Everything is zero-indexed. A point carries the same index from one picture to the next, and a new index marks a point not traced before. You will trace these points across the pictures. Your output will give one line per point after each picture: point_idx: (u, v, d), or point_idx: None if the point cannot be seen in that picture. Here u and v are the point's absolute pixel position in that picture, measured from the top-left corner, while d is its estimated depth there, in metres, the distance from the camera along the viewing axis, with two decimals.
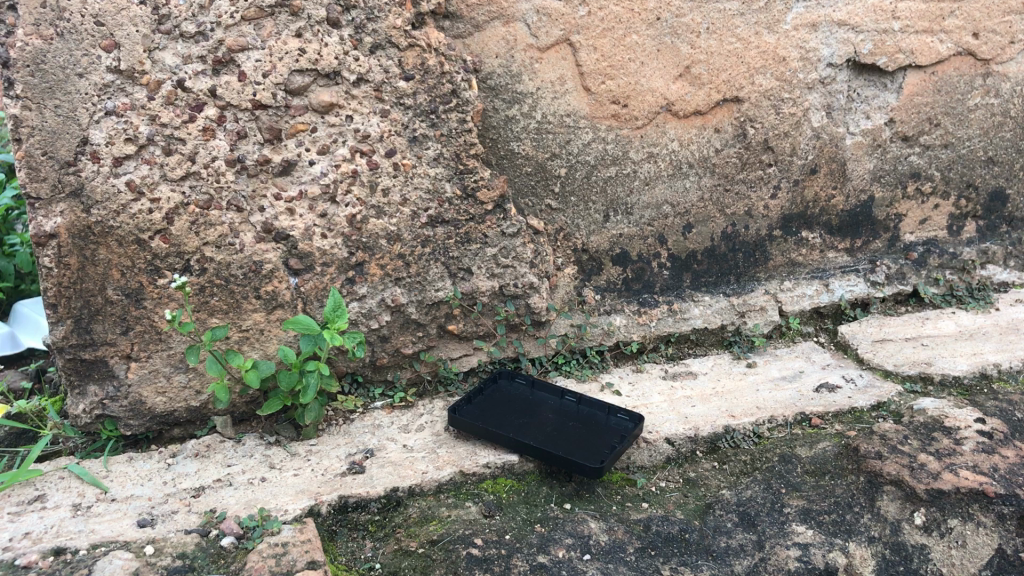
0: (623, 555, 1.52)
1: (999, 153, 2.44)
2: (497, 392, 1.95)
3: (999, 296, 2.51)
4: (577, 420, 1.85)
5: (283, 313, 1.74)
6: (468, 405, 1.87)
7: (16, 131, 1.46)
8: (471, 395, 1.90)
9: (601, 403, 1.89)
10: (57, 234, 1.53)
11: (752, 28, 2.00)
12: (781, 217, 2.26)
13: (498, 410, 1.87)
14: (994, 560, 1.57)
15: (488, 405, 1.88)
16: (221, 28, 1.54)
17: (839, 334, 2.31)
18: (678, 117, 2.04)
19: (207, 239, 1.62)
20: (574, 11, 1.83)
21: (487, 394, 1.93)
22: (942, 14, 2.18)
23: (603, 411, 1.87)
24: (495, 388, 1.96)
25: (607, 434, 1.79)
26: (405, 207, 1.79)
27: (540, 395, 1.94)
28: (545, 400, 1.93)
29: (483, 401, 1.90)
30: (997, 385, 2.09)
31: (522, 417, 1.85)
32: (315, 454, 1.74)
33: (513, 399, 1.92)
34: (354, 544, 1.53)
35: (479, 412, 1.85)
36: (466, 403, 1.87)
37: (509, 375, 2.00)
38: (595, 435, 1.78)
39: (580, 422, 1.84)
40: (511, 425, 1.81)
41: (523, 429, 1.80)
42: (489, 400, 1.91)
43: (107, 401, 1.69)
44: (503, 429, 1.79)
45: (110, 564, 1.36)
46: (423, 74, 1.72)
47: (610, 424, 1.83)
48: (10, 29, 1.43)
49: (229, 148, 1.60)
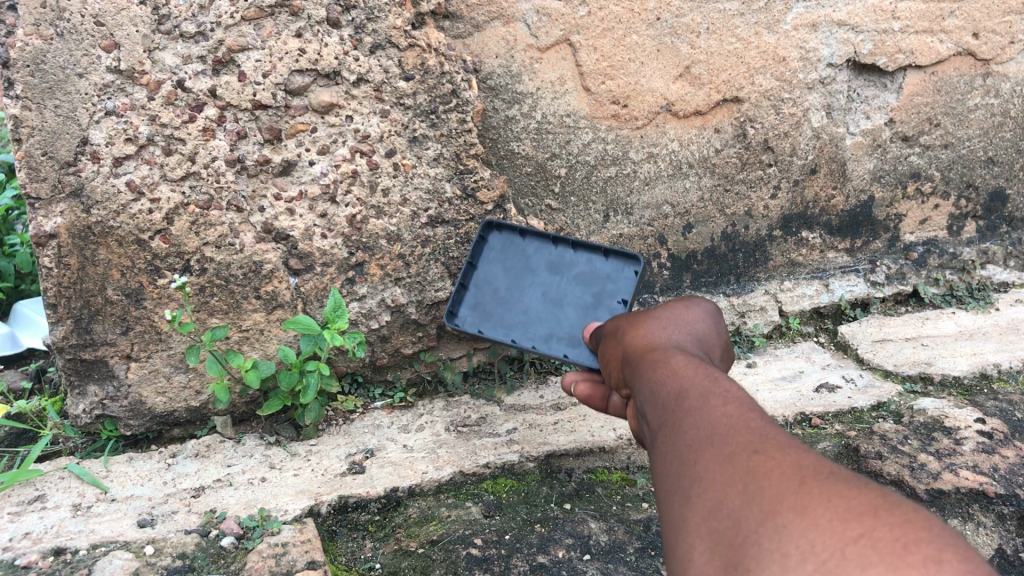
0: (623, 555, 1.52)
1: (999, 152, 2.44)
2: (482, 272, 1.68)
3: (998, 296, 2.52)
4: (579, 279, 1.62)
5: (282, 313, 1.74)
6: (463, 308, 1.64)
7: (16, 132, 1.47)
8: (461, 292, 1.66)
9: (594, 244, 1.63)
10: (57, 234, 1.53)
11: (752, 28, 2.00)
12: (781, 217, 2.26)
13: (495, 298, 1.64)
14: (994, 560, 1.57)
15: (482, 296, 1.65)
16: (221, 28, 1.54)
17: (840, 334, 2.32)
18: (678, 117, 2.04)
19: (207, 239, 1.62)
20: (574, 11, 1.83)
21: (475, 266, 1.68)
22: (942, 14, 2.17)
23: (599, 252, 1.63)
24: (476, 261, 1.69)
25: (617, 282, 1.60)
26: (405, 207, 1.78)
27: (527, 255, 1.67)
28: (536, 265, 1.65)
29: (475, 289, 1.66)
30: (997, 385, 2.10)
31: (522, 291, 1.63)
32: (314, 454, 1.74)
33: (505, 266, 1.67)
34: (354, 543, 1.52)
35: (478, 309, 1.64)
36: (460, 308, 1.64)
37: (487, 241, 1.71)
38: (603, 290, 1.59)
39: (583, 280, 1.61)
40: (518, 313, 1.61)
41: (529, 312, 1.61)
42: (480, 287, 1.66)
43: (107, 401, 1.69)
44: (511, 324, 1.60)
45: (110, 564, 1.36)
46: (423, 74, 1.72)
47: (615, 272, 1.61)
48: (10, 29, 1.43)
49: (229, 148, 1.60)
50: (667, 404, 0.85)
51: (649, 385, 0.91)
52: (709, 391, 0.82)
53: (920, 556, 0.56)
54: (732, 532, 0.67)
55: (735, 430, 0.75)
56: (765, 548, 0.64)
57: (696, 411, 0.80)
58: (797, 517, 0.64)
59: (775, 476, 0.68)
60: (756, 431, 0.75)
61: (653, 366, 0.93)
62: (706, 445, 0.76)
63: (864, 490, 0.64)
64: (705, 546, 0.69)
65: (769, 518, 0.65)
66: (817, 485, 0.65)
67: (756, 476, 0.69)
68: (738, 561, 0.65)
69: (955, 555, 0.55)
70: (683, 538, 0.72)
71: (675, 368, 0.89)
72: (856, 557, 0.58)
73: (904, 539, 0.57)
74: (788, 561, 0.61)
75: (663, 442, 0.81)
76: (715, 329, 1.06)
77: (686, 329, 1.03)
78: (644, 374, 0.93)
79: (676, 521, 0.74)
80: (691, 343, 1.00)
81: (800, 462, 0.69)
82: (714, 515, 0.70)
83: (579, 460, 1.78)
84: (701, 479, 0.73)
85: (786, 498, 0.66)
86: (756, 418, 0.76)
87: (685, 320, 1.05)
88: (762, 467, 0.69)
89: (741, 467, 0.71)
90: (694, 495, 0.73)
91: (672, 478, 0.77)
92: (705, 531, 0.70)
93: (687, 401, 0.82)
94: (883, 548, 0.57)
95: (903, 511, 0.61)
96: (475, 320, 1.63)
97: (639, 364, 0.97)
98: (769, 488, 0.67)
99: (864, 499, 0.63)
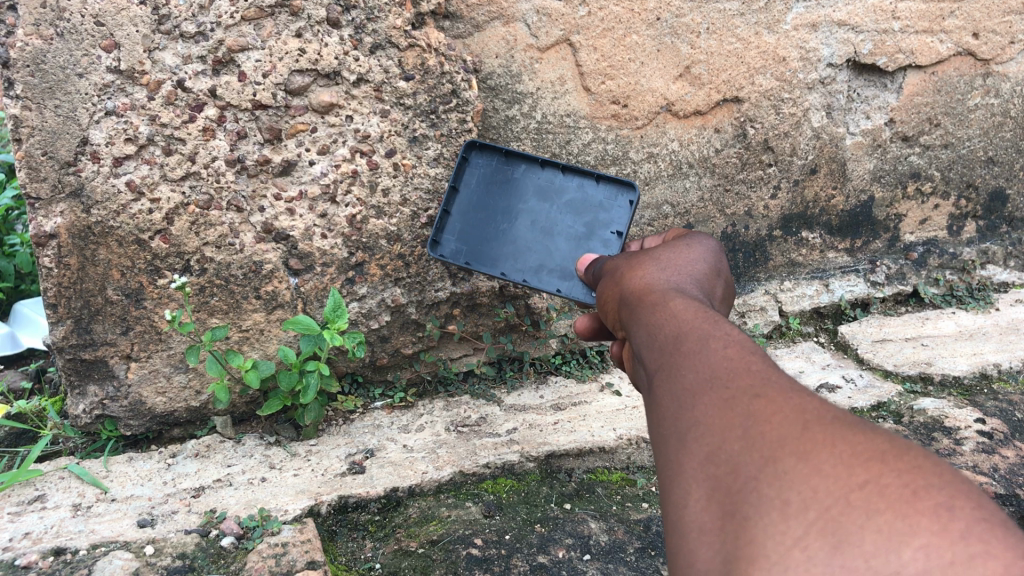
0: (623, 555, 1.52)
1: (999, 152, 2.44)
2: (466, 196, 1.65)
3: (998, 296, 2.52)
4: (569, 206, 1.61)
5: (283, 313, 1.74)
6: (447, 235, 1.63)
7: (16, 132, 1.47)
8: (446, 219, 1.64)
9: (585, 168, 1.61)
10: (57, 234, 1.53)
11: (752, 28, 1.99)
12: (781, 217, 2.25)
13: (481, 226, 1.62)
14: None
15: (467, 223, 1.64)
16: (221, 28, 1.54)
17: (840, 334, 2.32)
18: (678, 117, 2.04)
19: (207, 239, 1.62)
20: (574, 11, 1.83)
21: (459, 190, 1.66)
22: (942, 14, 2.17)
23: (591, 178, 1.61)
24: (460, 184, 1.66)
25: (609, 211, 1.60)
26: (405, 207, 1.78)
27: (513, 179, 1.64)
28: (524, 190, 1.63)
29: (459, 215, 1.65)
30: (997, 385, 2.10)
31: (512, 220, 1.61)
32: (314, 454, 1.74)
33: (490, 190, 1.64)
34: (354, 543, 1.52)
35: (463, 238, 1.63)
36: (444, 235, 1.63)
37: (470, 163, 1.66)
38: (595, 219, 1.59)
39: (574, 208, 1.60)
40: (508, 244, 1.60)
41: (518, 241, 1.60)
42: (465, 213, 1.64)
43: (107, 401, 1.69)
44: (500, 255, 1.60)
45: (110, 564, 1.36)
46: (423, 74, 1.72)
47: (607, 200, 1.60)
48: (10, 29, 1.43)
49: (229, 148, 1.60)
50: (665, 346, 0.78)
51: (647, 327, 0.84)
52: (708, 332, 0.76)
53: (929, 503, 0.53)
54: (730, 478, 0.63)
55: (737, 372, 0.70)
56: (766, 495, 0.60)
57: (696, 352, 0.74)
58: (799, 462, 0.59)
59: (779, 419, 0.63)
60: (759, 372, 0.69)
61: (650, 308, 0.86)
62: (705, 388, 0.70)
63: (871, 433, 0.60)
64: (701, 493, 0.65)
65: (770, 463, 0.61)
66: (823, 429, 0.61)
67: (758, 419, 0.64)
68: (736, 508, 0.61)
69: (966, 503, 0.52)
70: (678, 484, 0.67)
71: (675, 310, 0.82)
72: (862, 504, 0.54)
73: (912, 486, 0.54)
74: (788, 508, 0.58)
75: (659, 386, 0.76)
76: (714, 269, 1.01)
77: (686, 274, 0.96)
78: (641, 317, 0.87)
79: (672, 467, 0.69)
80: (692, 284, 0.94)
81: (804, 405, 0.64)
82: (711, 460, 0.65)
83: (579, 460, 1.79)
84: (699, 422, 0.68)
85: (789, 442, 0.61)
86: (759, 360, 0.71)
87: (685, 267, 0.98)
88: (764, 410, 0.64)
89: (741, 409, 0.66)
90: (690, 440, 0.68)
91: (668, 423, 0.72)
92: (702, 477, 0.65)
93: (686, 343, 0.76)
94: (892, 495, 0.54)
95: (912, 456, 0.57)
96: (460, 248, 1.63)
97: (637, 307, 0.90)
98: (771, 432, 0.63)
99: (871, 443, 0.59)
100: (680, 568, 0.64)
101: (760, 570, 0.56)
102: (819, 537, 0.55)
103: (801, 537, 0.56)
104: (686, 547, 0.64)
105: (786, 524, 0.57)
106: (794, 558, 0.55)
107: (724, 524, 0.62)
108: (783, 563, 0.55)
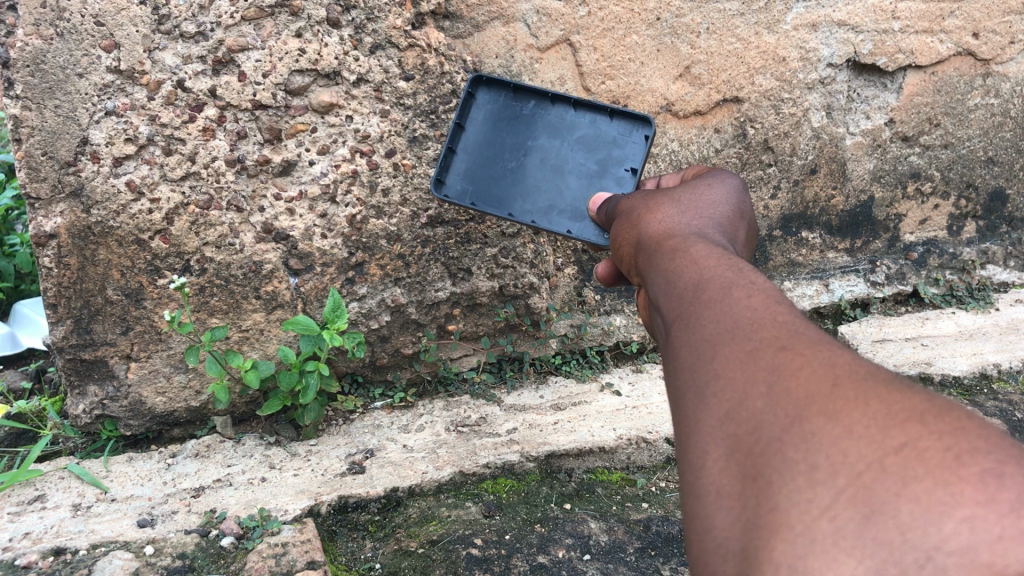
0: (623, 555, 1.52)
1: (999, 152, 2.44)
2: (472, 133, 1.61)
3: (998, 296, 2.53)
4: (581, 143, 1.59)
5: (283, 313, 1.74)
6: (453, 174, 1.60)
7: (16, 132, 1.47)
8: (451, 157, 1.60)
9: (599, 104, 1.58)
10: (57, 234, 1.53)
11: (752, 28, 1.99)
12: (781, 217, 2.25)
13: (488, 165, 1.59)
14: None
15: (473, 163, 1.61)
16: (221, 28, 1.54)
17: (840, 334, 2.33)
18: (678, 118, 2.04)
19: (207, 239, 1.62)
20: (574, 11, 1.83)
21: (464, 126, 1.61)
22: (942, 14, 2.16)
23: (604, 113, 1.58)
24: (466, 120, 1.62)
25: (623, 147, 1.57)
26: (405, 207, 1.77)
27: (524, 116, 1.61)
28: (534, 126, 1.60)
29: (465, 153, 1.61)
30: (996, 385, 2.17)
31: (520, 158, 1.59)
32: (314, 454, 1.74)
33: (498, 127, 1.61)
34: (354, 543, 1.52)
35: (468, 177, 1.60)
36: (449, 174, 1.60)
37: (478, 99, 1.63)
38: (608, 156, 1.57)
39: (586, 144, 1.58)
40: (515, 183, 1.58)
41: (528, 181, 1.58)
42: (471, 152, 1.61)
43: (107, 401, 1.69)
44: (509, 196, 1.57)
45: (110, 565, 1.36)
46: (423, 74, 1.72)
47: (621, 136, 1.57)
48: (10, 29, 1.43)
49: (229, 148, 1.60)
50: (685, 295, 0.77)
51: (665, 275, 0.83)
52: (734, 282, 0.74)
53: (975, 470, 0.52)
54: (752, 440, 0.63)
55: (762, 325, 0.69)
56: (791, 459, 0.59)
57: (718, 302, 0.73)
58: (829, 422, 0.58)
59: (807, 375, 0.62)
60: (786, 325, 0.68)
61: (672, 255, 0.85)
62: (727, 340, 0.69)
63: (908, 391, 0.59)
64: (721, 453, 0.64)
65: (796, 422, 0.60)
66: (854, 386, 0.60)
67: (784, 374, 0.63)
68: (758, 470, 0.61)
69: (1015, 470, 0.52)
70: (696, 442, 0.67)
71: (696, 259, 0.81)
72: (897, 470, 0.54)
73: (955, 450, 0.53)
74: (815, 474, 0.57)
75: (677, 337, 0.75)
76: (736, 213, 1.01)
77: (707, 219, 0.95)
78: (659, 263, 0.86)
79: (688, 422, 0.69)
80: (713, 230, 0.92)
81: (835, 359, 0.63)
82: (731, 419, 0.65)
83: (579, 460, 1.79)
84: (719, 376, 0.67)
85: (818, 400, 0.60)
86: (785, 312, 0.70)
87: (705, 212, 0.97)
88: (792, 365, 0.63)
89: (766, 365, 0.65)
90: (709, 395, 0.67)
91: (686, 377, 0.71)
92: (720, 437, 0.65)
93: (709, 292, 0.74)
94: (932, 460, 0.53)
95: (956, 417, 0.56)
96: (466, 188, 1.60)
97: (654, 253, 0.89)
98: (798, 388, 0.62)
99: (909, 402, 0.58)
100: (697, 532, 0.65)
101: (783, 541, 0.56)
102: (849, 506, 0.54)
103: (829, 505, 0.55)
104: (704, 510, 0.65)
105: (812, 491, 0.56)
106: (822, 528, 0.55)
107: (745, 488, 0.62)
108: (809, 534, 0.55)
